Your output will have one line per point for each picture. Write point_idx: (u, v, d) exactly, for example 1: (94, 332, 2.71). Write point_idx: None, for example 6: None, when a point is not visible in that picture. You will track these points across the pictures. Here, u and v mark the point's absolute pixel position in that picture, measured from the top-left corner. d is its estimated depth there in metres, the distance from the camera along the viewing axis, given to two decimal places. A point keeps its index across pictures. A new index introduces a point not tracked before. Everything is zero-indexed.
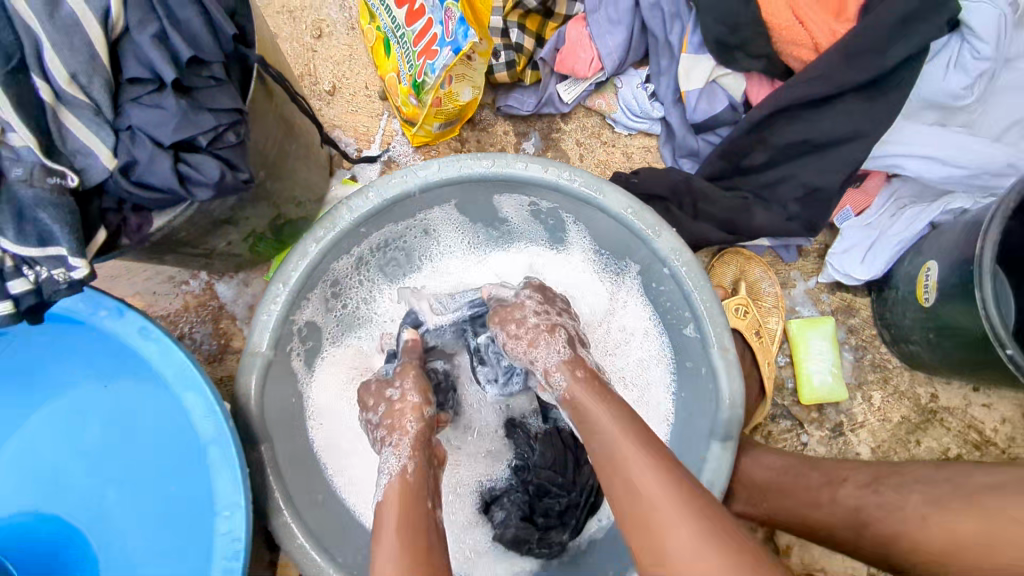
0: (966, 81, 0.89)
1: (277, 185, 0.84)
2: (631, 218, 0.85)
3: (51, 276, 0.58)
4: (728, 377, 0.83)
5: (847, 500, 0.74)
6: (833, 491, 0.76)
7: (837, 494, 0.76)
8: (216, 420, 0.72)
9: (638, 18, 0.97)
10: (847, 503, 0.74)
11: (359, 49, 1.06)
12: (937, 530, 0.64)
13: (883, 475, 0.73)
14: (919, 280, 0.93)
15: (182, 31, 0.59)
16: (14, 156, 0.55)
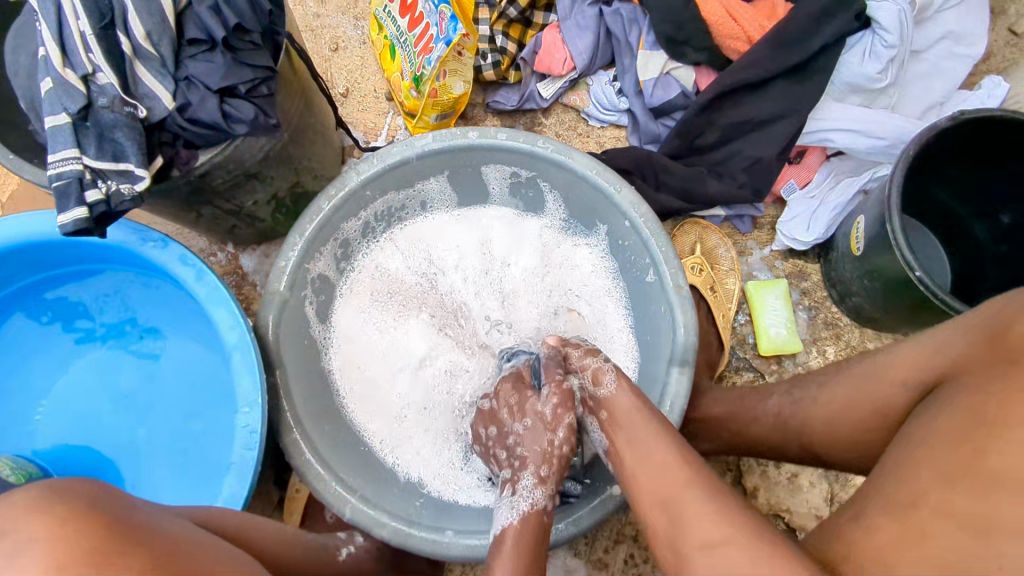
0: (878, 67, 1.05)
1: (298, 152, 0.99)
2: (596, 177, 0.95)
3: (118, 189, 0.74)
4: (683, 311, 0.91)
5: (772, 406, 0.86)
6: (763, 401, 0.88)
7: (765, 403, 0.88)
8: (240, 330, 0.84)
9: (602, 25, 1.16)
10: (773, 410, 0.86)
11: (369, 59, 1.25)
12: (839, 397, 0.76)
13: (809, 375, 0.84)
14: (852, 234, 1.07)
15: (232, 6, 0.77)
16: (100, 90, 0.72)
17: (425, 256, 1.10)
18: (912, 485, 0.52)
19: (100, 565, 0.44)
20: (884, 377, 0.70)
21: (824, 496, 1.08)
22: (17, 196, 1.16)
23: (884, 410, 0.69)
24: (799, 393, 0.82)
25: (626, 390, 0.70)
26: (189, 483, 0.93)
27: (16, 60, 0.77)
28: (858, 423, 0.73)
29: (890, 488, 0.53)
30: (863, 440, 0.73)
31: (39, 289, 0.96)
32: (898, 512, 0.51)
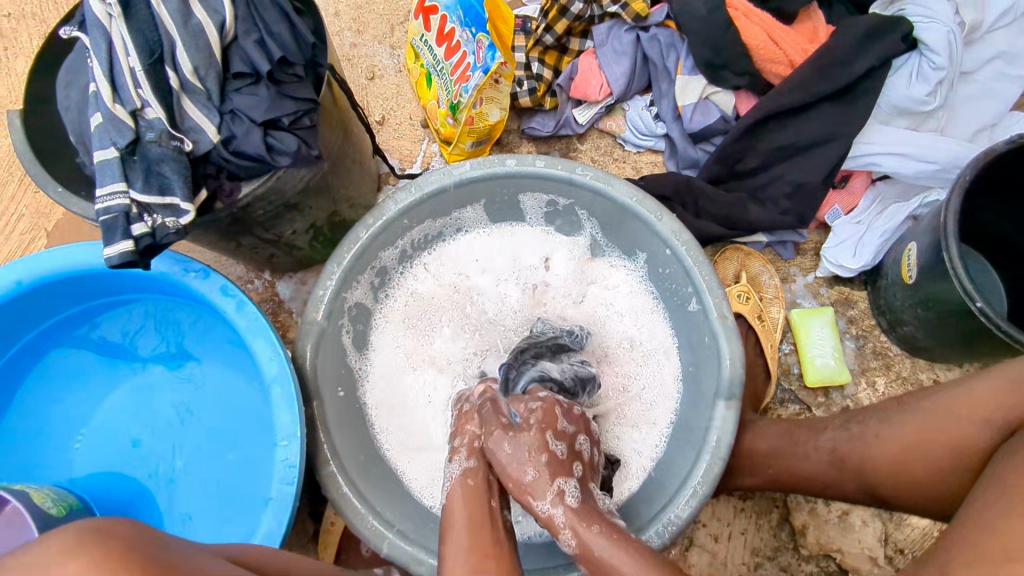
0: (927, 89, 1.02)
1: (336, 181, 1.00)
2: (636, 205, 0.93)
3: (163, 223, 0.74)
4: (729, 342, 0.87)
5: (825, 445, 0.81)
6: (813, 438, 0.83)
7: (816, 440, 0.83)
8: (280, 362, 0.83)
9: (639, 51, 1.15)
10: (827, 447, 0.81)
11: (405, 87, 1.25)
12: (910, 429, 0.72)
13: (861, 412, 0.79)
14: (903, 262, 1.03)
15: (276, 40, 0.78)
16: (148, 125, 0.73)
17: (457, 282, 1.08)
18: (1005, 536, 0.48)
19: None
20: (959, 416, 0.67)
21: (879, 535, 1.03)
22: (62, 224, 1.19)
23: (964, 447, 0.66)
24: (857, 428, 0.78)
25: (592, 536, 0.61)
26: (226, 513, 0.92)
27: (67, 96, 0.79)
28: (934, 466, 0.69)
29: (977, 540, 0.50)
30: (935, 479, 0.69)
31: (80, 318, 0.97)
32: (993, 566, 0.47)
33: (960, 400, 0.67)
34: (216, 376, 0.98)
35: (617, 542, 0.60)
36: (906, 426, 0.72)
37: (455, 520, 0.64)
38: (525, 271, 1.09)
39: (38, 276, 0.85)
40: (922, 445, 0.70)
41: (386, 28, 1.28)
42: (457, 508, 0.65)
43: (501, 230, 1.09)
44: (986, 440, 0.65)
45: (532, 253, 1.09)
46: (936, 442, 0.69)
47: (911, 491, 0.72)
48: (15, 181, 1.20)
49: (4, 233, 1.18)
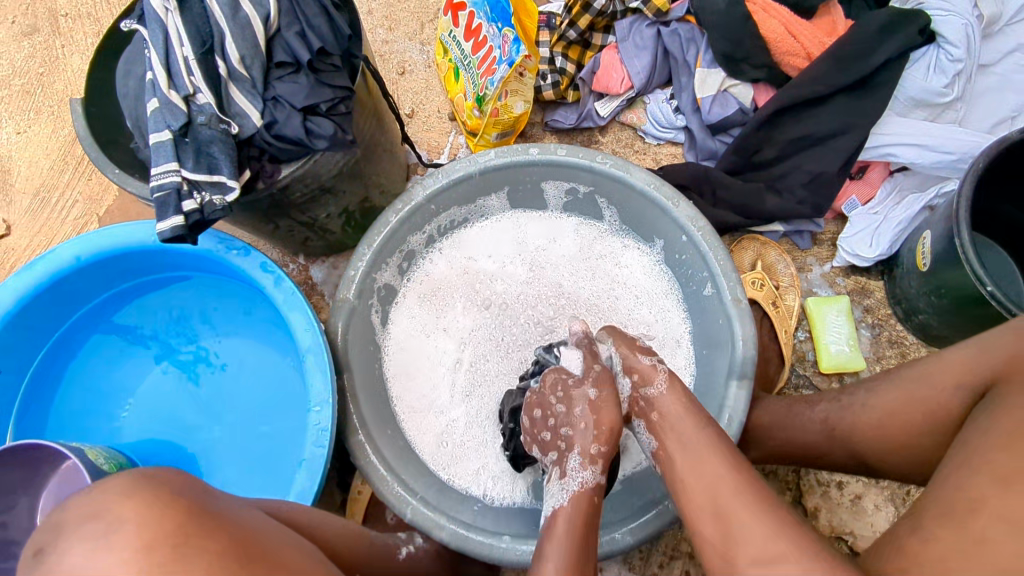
0: (945, 81, 1.04)
1: (369, 168, 1.05)
2: (654, 191, 0.97)
3: (211, 200, 0.80)
4: (740, 321, 0.90)
5: (817, 419, 0.84)
6: (810, 410, 0.86)
7: (811, 412, 0.85)
8: (315, 333, 0.89)
9: (660, 45, 1.19)
10: (819, 417, 0.84)
11: (434, 82, 1.31)
12: (897, 393, 0.74)
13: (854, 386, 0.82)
14: (919, 250, 1.04)
15: (315, 32, 0.84)
16: (199, 109, 0.80)
17: (471, 267, 1.11)
18: (966, 490, 0.51)
19: (180, 548, 0.46)
20: (935, 380, 0.69)
21: (889, 519, 1.05)
22: (113, 210, 1.27)
23: (936, 411, 0.69)
24: (846, 399, 0.81)
25: (670, 398, 0.71)
26: (260, 478, 0.98)
27: (126, 84, 0.86)
28: (910, 427, 0.72)
29: (943, 496, 0.52)
30: (914, 443, 0.72)
31: (130, 294, 1.04)
32: (955, 521, 0.49)
33: (936, 365, 0.70)
34: (254, 351, 1.05)
35: (692, 407, 0.70)
36: (885, 393, 0.75)
37: (554, 532, 0.67)
38: (540, 255, 1.12)
39: (94, 252, 0.92)
40: (901, 411, 0.73)
41: (417, 26, 1.34)
42: (569, 516, 0.69)
43: (518, 216, 1.13)
44: (957, 402, 0.67)
45: (546, 236, 1.13)
46: (915, 406, 0.71)
47: (894, 457, 0.74)
48: (70, 170, 1.29)
49: (59, 217, 1.27)
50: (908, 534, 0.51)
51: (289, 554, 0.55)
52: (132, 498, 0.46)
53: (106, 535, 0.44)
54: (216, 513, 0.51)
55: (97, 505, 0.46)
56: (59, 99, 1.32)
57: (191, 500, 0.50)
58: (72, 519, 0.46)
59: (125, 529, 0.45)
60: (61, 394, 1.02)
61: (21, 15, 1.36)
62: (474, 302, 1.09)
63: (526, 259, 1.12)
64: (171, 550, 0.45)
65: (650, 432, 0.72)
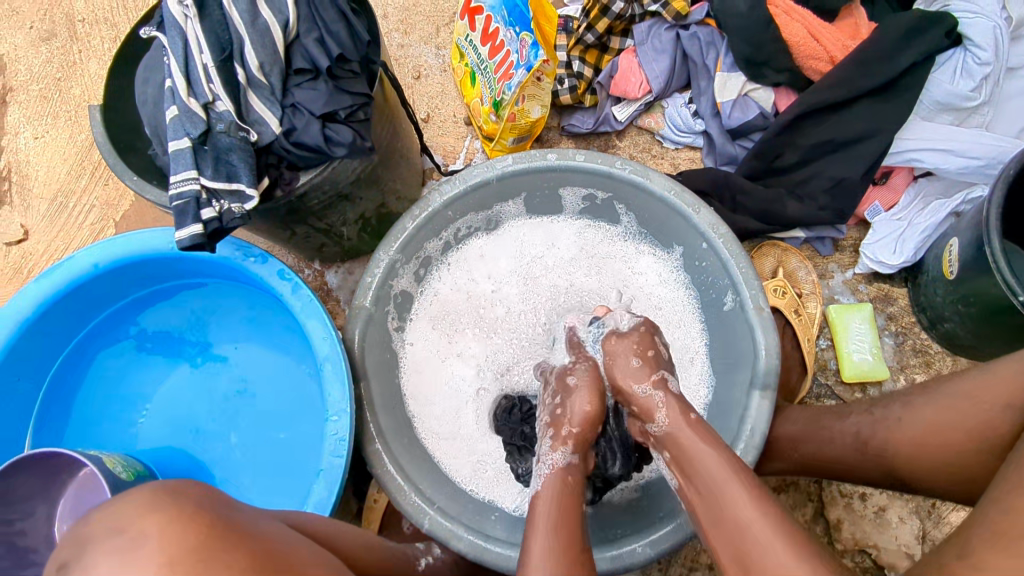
0: (972, 85, 1.02)
1: (385, 175, 1.04)
2: (674, 198, 0.96)
3: (230, 208, 0.80)
4: (763, 331, 0.89)
5: (850, 430, 0.82)
6: (838, 423, 0.84)
7: (840, 425, 0.84)
8: (332, 342, 0.88)
9: (679, 49, 1.17)
10: (852, 431, 0.82)
11: (450, 86, 1.30)
12: (938, 409, 0.73)
13: (887, 401, 0.80)
14: (945, 257, 1.02)
15: (335, 39, 0.83)
16: (218, 117, 0.79)
17: (476, 280, 1.10)
18: (1015, 515, 0.49)
19: (205, 562, 0.45)
20: (982, 399, 0.69)
21: (915, 533, 1.03)
22: (130, 215, 1.27)
23: (983, 430, 0.68)
24: (879, 412, 0.79)
25: (683, 425, 0.69)
26: (276, 487, 0.98)
27: (145, 91, 0.86)
28: (956, 445, 0.70)
29: (992, 522, 0.51)
30: (962, 460, 0.70)
31: (145, 302, 1.04)
32: (1012, 547, 0.48)
33: (989, 381, 0.69)
34: (270, 359, 1.04)
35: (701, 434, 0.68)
36: (925, 410, 0.74)
37: (537, 515, 0.66)
38: (536, 266, 1.11)
39: (112, 259, 0.92)
40: (945, 427, 0.71)
41: (432, 30, 1.33)
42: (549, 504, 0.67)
43: (520, 226, 1.11)
44: (1009, 422, 0.67)
45: (554, 242, 1.12)
46: (961, 426, 0.70)
47: (932, 473, 0.73)
48: (87, 175, 1.29)
49: (77, 222, 1.27)
50: (955, 560, 0.50)
51: (310, 566, 0.54)
52: (151, 513, 0.46)
53: (131, 552, 0.44)
54: (241, 531, 0.50)
55: (118, 520, 0.45)
56: (76, 105, 1.32)
57: (214, 514, 0.49)
58: (97, 534, 0.45)
59: (149, 545, 0.44)
60: (79, 399, 1.02)
61: (38, 20, 1.37)
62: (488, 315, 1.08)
63: (538, 266, 1.11)
64: (195, 562, 0.45)
65: (666, 461, 0.70)
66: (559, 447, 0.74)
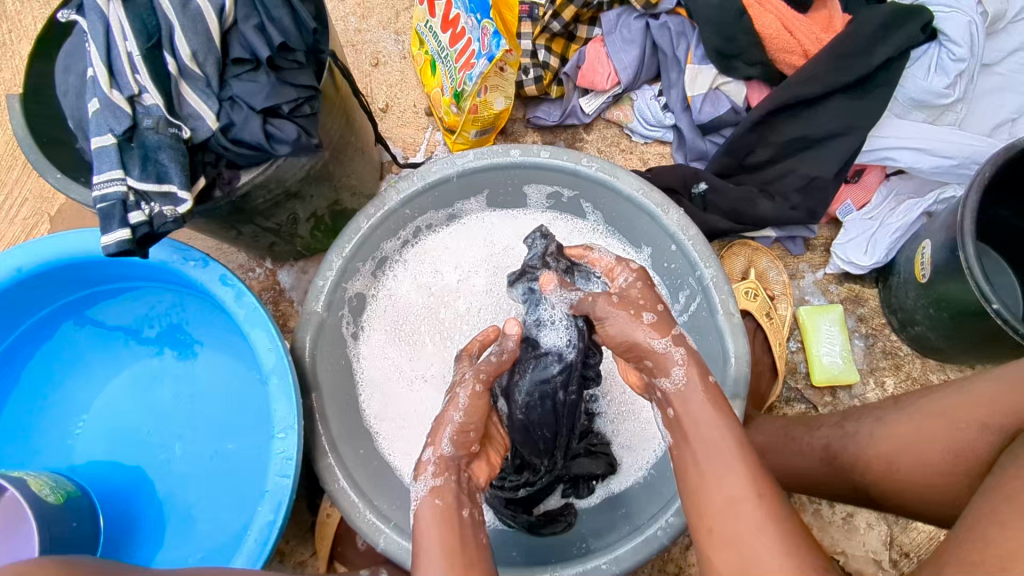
0: (947, 81, 1.00)
1: (338, 170, 0.98)
2: (643, 197, 0.92)
3: (161, 210, 0.73)
4: (733, 337, 0.86)
5: (818, 442, 0.83)
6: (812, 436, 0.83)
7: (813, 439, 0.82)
8: (277, 353, 0.82)
9: (649, 39, 1.12)
10: (820, 443, 0.82)
11: (410, 74, 1.24)
12: (918, 430, 0.70)
13: (867, 416, 0.78)
14: (917, 260, 1.00)
15: (276, 26, 0.76)
16: (145, 112, 0.72)
17: (437, 275, 1.04)
18: (987, 546, 0.47)
19: None
20: (957, 419, 0.67)
21: (883, 538, 1.02)
22: (65, 210, 1.18)
23: (961, 453, 0.65)
24: (851, 426, 0.79)
25: (698, 389, 0.63)
26: (223, 503, 0.92)
27: (65, 80, 0.78)
28: (928, 465, 0.68)
29: (962, 550, 0.48)
30: (932, 482, 0.68)
31: (80, 306, 0.97)
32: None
33: (964, 401, 0.67)
34: (215, 367, 0.98)
35: (721, 406, 0.62)
36: (897, 425, 0.73)
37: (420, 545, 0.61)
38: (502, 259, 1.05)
39: (37, 263, 0.85)
40: (919, 449, 0.69)
41: (391, 14, 1.26)
42: (430, 530, 0.62)
43: (485, 216, 1.05)
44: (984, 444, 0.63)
45: (514, 236, 1.05)
46: (937, 447, 0.68)
47: (901, 490, 0.71)
48: (18, 166, 1.20)
49: (7, 218, 1.18)
50: None
51: None
52: None
53: None
54: None
55: None
56: (4, 90, 1.22)
57: None
58: None
59: None
60: (7, 410, 0.95)
61: None
62: (443, 317, 1.02)
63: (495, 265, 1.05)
64: None
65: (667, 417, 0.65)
66: (422, 476, 0.67)
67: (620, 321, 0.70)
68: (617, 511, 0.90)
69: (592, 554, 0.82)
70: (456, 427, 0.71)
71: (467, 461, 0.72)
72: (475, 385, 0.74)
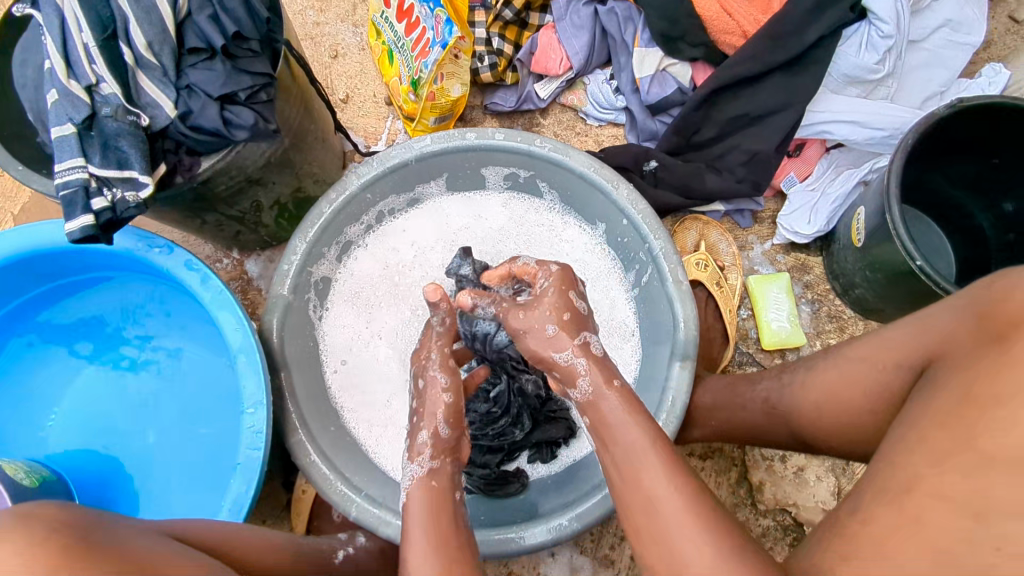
0: (876, 57, 1.05)
1: (300, 158, 1.01)
2: (594, 174, 0.96)
3: (124, 197, 0.76)
4: (681, 302, 0.91)
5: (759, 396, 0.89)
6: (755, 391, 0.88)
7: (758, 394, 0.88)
8: (244, 332, 0.85)
9: (598, 24, 1.17)
10: (761, 397, 0.89)
11: (369, 65, 1.27)
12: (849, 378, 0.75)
13: (804, 367, 0.84)
14: (854, 225, 1.06)
15: (230, 15, 0.79)
16: (103, 100, 0.74)
17: (399, 257, 1.08)
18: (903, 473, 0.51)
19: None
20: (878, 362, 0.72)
21: (831, 490, 1.08)
22: (30, 208, 1.19)
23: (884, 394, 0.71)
24: (788, 378, 0.85)
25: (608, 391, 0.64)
26: (198, 483, 0.95)
27: (23, 74, 0.80)
28: (855, 407, 0.74)
29: (879, 476, 0.52)
30: (860, 423, 0.73)
31: (48, 298, 0.98)
32: (892, 498, 0.49)
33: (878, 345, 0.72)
34: (185, 352, 1.00)
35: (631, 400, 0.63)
36: (825, 373, 0.78)
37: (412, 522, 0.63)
38: (461, 239, 1.10)
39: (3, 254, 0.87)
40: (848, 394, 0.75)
41: (349, 7, 1.29)
42: (419, 513, 0.64)
43: (445, 199, 1.09)
44: (894, 382, 0.68)
45: (474, 217, 1.10)
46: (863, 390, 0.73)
47: (834, 432, 0.77)
48: None
49: None
50: (848, 518, 0.51)
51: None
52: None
53: None
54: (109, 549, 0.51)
55: None
56: None
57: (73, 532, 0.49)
58: None
59: None
60: None
61: None
62: (405, 296, 1.07)
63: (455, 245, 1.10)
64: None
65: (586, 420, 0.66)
66: (417, 457, 0.69)
67: (532, 330, 0.71)
68: (578, 473, 0.94)
69: (555, 511, 0.87)
70: (449, 408, 0.72)
71: (459, 442, 0.72)
72: (446, 361, 0.77)
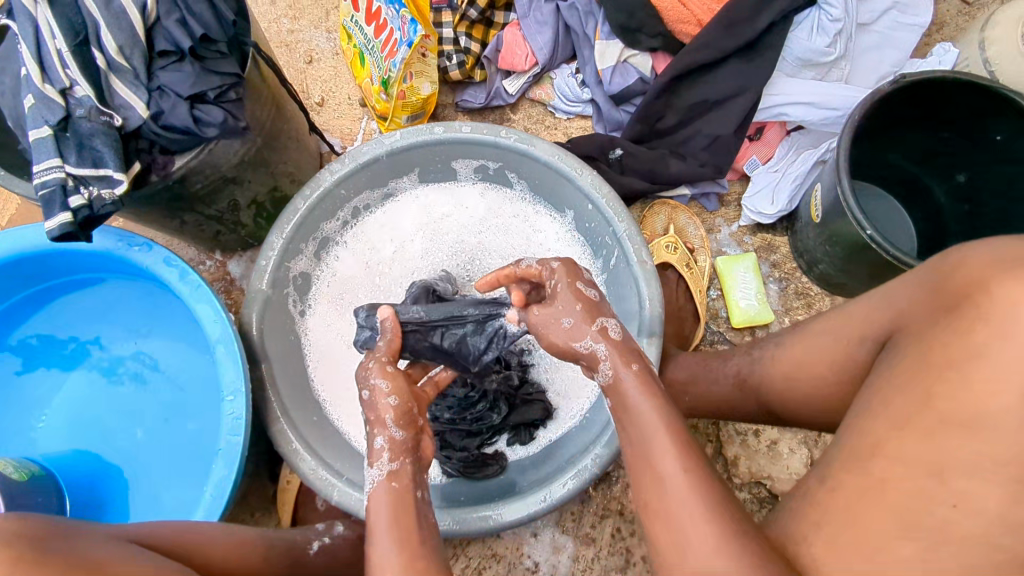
0: (827, 40, 1.09)
1: (276, 157, 1.05)
2: (559, 162, 0.99)
3: (100, 194, 0.79)
4: (646, 280, 0.94)
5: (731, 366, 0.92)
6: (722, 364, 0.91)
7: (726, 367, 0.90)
8: (222, 324, 0.88)
9: (561, 20, 1.21)
10: (733, 369, 0.91)
11: (342, 69, 1.30)
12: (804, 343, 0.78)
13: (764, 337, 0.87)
14: (813, 201, 1.10)
15: (197, 20, 0.82)
16: (77, 102, 0.78)
17: (375, 250, 1.11)
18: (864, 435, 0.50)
19: None
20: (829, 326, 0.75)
21: (803, 460, 1.11)
22: (16, 218, 1.23)
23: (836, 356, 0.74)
24: (757, 352, 0.88)
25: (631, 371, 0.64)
26: (186, 475, 0.98)
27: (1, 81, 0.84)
28: (810, 370, 0.76)
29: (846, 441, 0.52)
30: (815, 385, 0.76)
31: (37, 301, 1.02)
32: (858, 462, 0.49)
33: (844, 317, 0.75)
34: (170, 348, 1.03)
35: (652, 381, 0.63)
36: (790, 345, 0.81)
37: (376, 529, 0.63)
38: (436, 230, 1.13)
39: None
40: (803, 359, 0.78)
41: (322, 13, 1.33)
42: (382, 512, 0.64)
43: (419, 192, 1.13)
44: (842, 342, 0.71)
45: (447, 208, 1.13)
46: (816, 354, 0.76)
47: (792, 397, 0.80)
48: None
49: None
50: (817, 488, 0.51)
51: None
52: None
53: None
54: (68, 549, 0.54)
55: None
56: None
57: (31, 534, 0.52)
58: None
59: None
60: None
61: None
62: (382, 288, 1.10)
63: (431, 236, 1.13)
64: None
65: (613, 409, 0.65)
66: (376, 462, 0.67)
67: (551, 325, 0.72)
68: (556, 451, 0.96)
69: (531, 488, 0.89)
70: (396, 410, 0.70)
71: (416, 439, 0.71)
72: (384, 365, 0.74)
